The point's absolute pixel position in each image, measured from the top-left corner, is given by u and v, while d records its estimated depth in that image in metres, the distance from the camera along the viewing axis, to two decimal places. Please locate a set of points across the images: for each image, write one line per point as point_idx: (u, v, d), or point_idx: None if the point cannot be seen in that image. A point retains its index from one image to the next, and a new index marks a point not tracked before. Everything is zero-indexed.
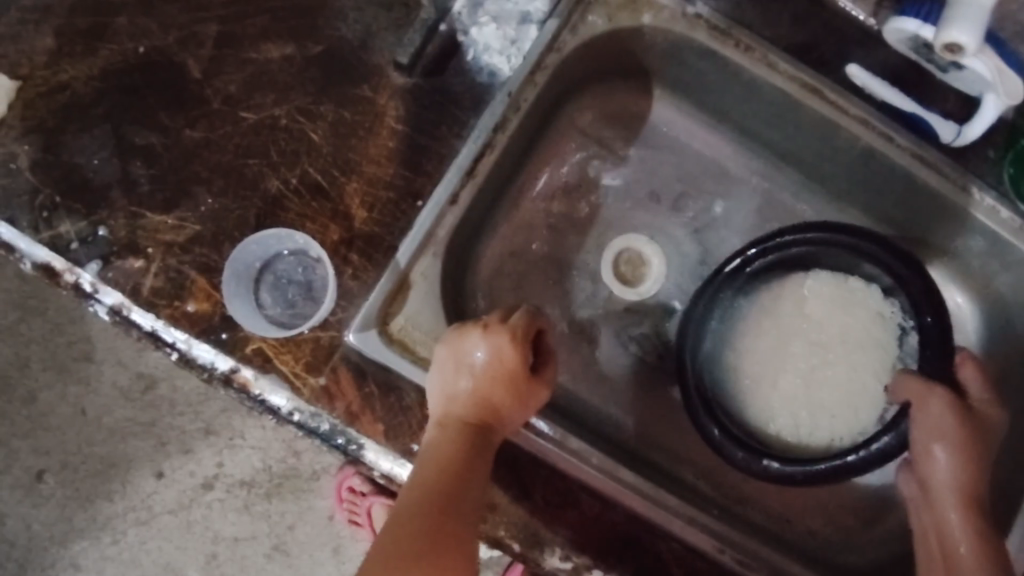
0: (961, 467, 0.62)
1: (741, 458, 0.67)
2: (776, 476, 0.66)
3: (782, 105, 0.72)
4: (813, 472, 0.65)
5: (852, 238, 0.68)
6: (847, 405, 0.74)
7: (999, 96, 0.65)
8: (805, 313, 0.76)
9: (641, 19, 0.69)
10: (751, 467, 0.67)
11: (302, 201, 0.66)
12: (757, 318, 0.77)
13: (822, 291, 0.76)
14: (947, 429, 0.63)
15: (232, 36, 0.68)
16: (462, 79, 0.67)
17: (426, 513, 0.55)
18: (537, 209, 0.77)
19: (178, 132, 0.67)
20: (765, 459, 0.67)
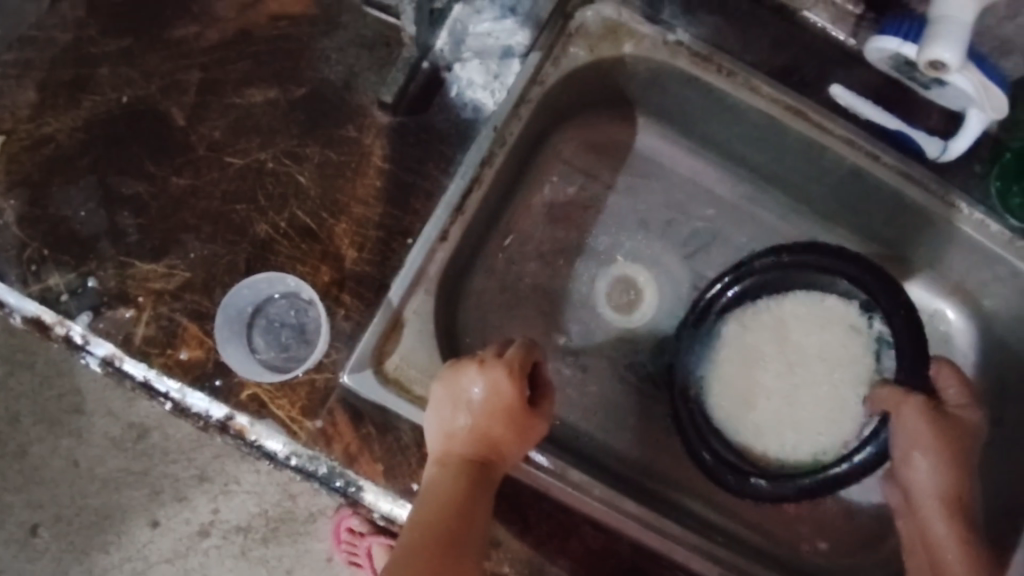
0: (944, 476, 0.62)
1: (730, 481, 0.69)
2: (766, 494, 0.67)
3: (766, 128, 0.72)
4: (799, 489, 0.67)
5: (824, 257, 0.68)
6: (829, 420, 0.74)
7: (984, 112, 0.66)
8: (784, 331, 0.76)
9: (623, 48, 0.70)
10: (740, 487, 0.68)
11: (291, 243, 0.66)
12: (737, 338, 0.76)
13: (798, 308, 0.76)
14: (924, 438, 0.62)
15: (216, 82, 0.68)
16: (446, 115, 0.68)
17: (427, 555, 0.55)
18: (526, 240, 0.77)
19: (164, 180, 0.67)
20: (755, 478, 0.68)
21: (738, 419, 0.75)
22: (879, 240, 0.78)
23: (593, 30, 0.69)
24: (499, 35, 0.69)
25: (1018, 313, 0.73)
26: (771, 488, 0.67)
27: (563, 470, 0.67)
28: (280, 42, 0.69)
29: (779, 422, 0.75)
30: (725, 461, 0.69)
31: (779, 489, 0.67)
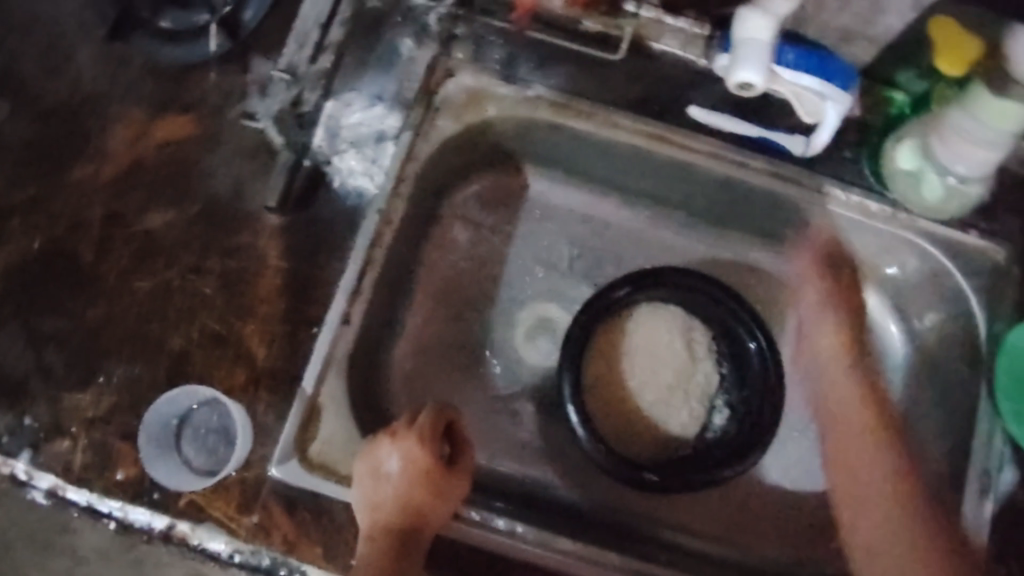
0: (880, 452, 0.74)
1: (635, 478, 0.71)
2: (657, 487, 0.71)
3: (638, 158, 0.77)
4: (684, 483, 0.71)
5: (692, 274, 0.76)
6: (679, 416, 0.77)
7: (835, 102, 0.71)
8: (636, 339, 0.78)
9: (487, 111, 0.75)
10: (636, 481, 0.71)
11: (206, 351, 0.70)
12: (596, 352, 0.77)
13: (647, 315, 0.78)
14: (859, 414, 0.76)
15: (115, 214, 0.73)
16: (332, 206, 0.72)
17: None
18: (439, 302, 0.80)
19: (81, 313, 0.71)
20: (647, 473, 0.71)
21: (606, 429, 0.76)
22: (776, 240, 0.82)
23: (456, 100, 0.74)
24: (371, 122, 0.73)
25: (922, 279, 0.79)
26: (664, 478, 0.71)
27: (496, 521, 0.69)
28: (170, 164, 0.73)
29: (639, 424, 0.77)
30: (622, 459, 0.72)
31: (667, 479, 0.71)
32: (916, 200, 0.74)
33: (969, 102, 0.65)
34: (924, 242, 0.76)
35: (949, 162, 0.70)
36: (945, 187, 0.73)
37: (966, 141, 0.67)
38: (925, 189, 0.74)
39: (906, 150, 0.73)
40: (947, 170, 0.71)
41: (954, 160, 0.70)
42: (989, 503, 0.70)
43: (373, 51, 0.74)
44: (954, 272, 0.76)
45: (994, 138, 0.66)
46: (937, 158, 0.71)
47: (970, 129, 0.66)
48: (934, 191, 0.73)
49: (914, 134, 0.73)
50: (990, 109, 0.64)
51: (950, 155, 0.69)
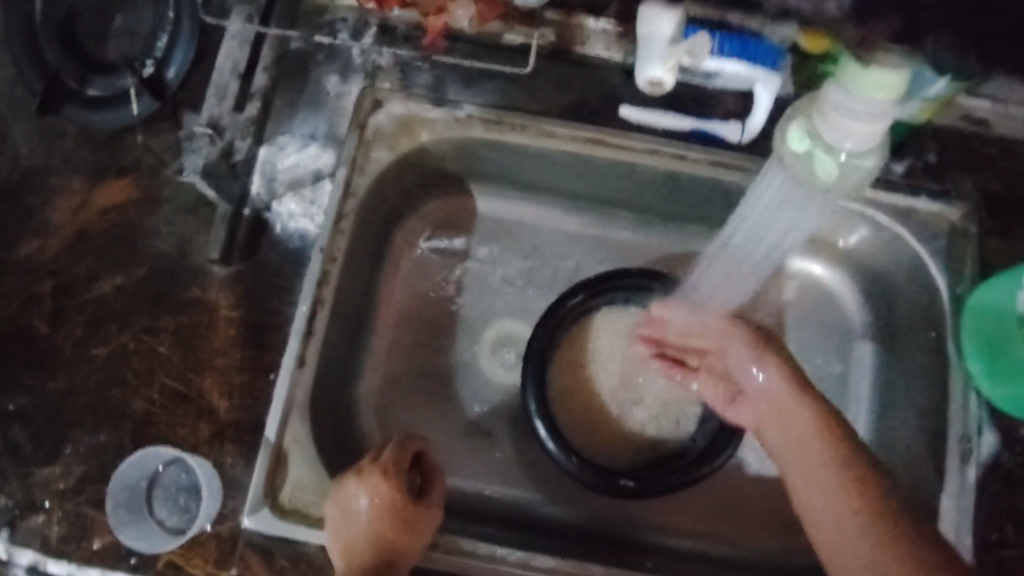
0: (756, 359, 0.67)
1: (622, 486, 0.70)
2: (636, 493, 0.70)
3: (577, 163, 0.76)
4: (660, 488, 0.70)
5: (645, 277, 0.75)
6: (654, 421, 0.77)
7: (764, 84, 0.69)
8: (597, 349, 0.78)
9: (420, 138, 0.74)
10: (611, 488, 0.70)
11: (168, 410, 0.70)
12: (559, 367, 0.77)
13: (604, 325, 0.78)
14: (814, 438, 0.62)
15: (66, 284, 0.73)
16: (277, 250, 0.73)
17: None
18: (401, 332, 0.80)
19: (42, 387, 0.71)
20: (625, 478, 0.71)
21: (581, 441, 0.76)
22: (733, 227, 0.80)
23: (388, 129, 0.74)
24: (306, 163, 0.74)
25: (879, 248, 0.77)
26: (641, 484, 0.70)
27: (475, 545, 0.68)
28: (114, 230, 0.74)
29: (614, 433, 0.76)
30: (598, 471, 0.71)
31: (645, 484, 0.70)
32: (811, 177, 0.57)
33: (845, 75, 0.49)
34: (875, 212, 0.74)
35: (834, 140, 0.52)
36: (838, 165, 0.55)
37: (840, 117, 0.50)
38: (817, 166, 0.56)
39: (798, 124, 0.56)
40: (833, 147, 0.53)
41: (839, 136, 0.51)
42: (973, 469, 0.68)
43: (301, 93, 0.75)
44: (911, 241, 0.73)
45: (872, 112, 0.49)
46: (821, 134, 0.53)
47: (842, 102, 0.49)
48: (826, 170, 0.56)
49: (804, 111, 0.56)
50: (867, 80, 0.48)
51: (830, 133, 0.52)
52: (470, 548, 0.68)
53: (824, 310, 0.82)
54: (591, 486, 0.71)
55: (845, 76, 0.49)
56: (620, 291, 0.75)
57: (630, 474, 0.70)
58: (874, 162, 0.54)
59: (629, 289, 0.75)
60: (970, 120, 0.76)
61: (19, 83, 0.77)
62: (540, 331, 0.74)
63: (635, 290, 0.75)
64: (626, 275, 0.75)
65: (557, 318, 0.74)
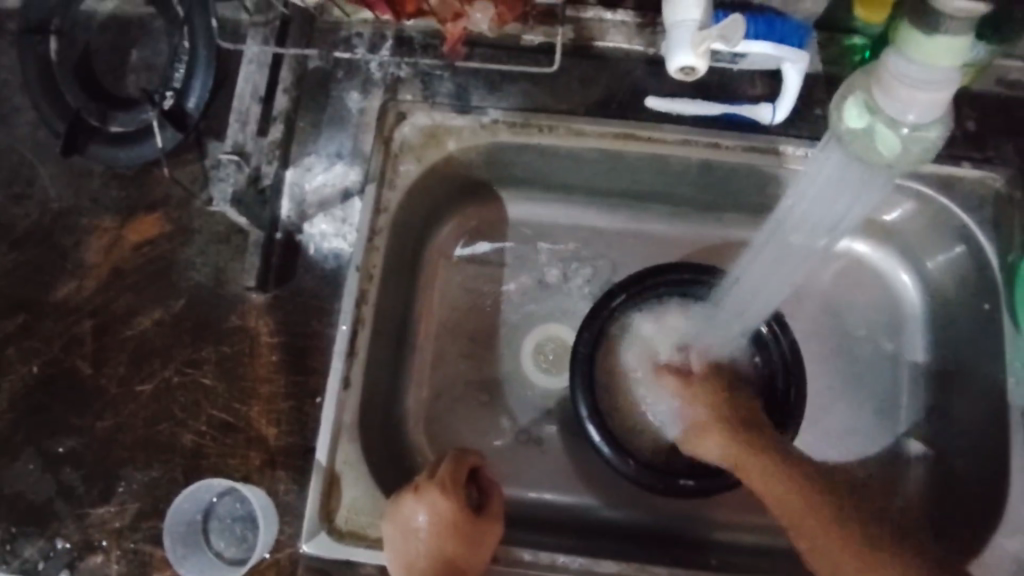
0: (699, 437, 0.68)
1: (687, 486, 0.69)
2: (697, 492, 0.69)
3: (607, 160, 0.75)
4: (722, 483, 0.69)
5: (679, 275, 0.73)
6: None
7: (794, 61, 0.67)
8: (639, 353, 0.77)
9: (447, 147, 0.73)
10: (670, 487, 0.69)
11: (217, 442, 0.70)
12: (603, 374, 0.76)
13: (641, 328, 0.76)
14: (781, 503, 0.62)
15: (106, 324, 0.73)
16: (313, 272, 0.72)
17: None
18: (442, 343, 0.80)
19: (90, 427, 0.71)
20: (684, 478, 0.69)
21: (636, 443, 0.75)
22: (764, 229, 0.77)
23: (414, 141, 0.73)
24: (334, 182, 0.74)
25: (920, 220, 0.75)
26: (703, 483, 0.69)
27: (536, 555, 0.67)
28: (149, 264, 0.74)
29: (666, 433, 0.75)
30: (658, 473, 0.69)
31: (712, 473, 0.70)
32: (875, 157, 0.55)
33: (905, 44, 0.49)
34: (916, 184, 0.72)
35: (897, 114, 0.50)
36: (902, 141, 0.52)
37: (906, 88, 0.49)
38: (882, 146, 0.53)
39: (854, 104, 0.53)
40: (896, 121, 0.51)
41: (901, 109, 0.50)
42: None
43: (324, 112, 0.74)
44: (956, 211, 0.72)
45: (938, 81, 0.49)
46: (882, 106, 0.51)
47: (907, 70, 0.49)
48: (891, 149, 0.53)
49: (856, 87, 0.53)
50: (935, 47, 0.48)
51: (894, 105, 0.50)
52: (532, 558, 0.67)
53: (868, 288, 0.81)
54: (652, 489, 0.70)
55: (907, 45, 0.49)
56: (655, 291, 0.73)
57: (689, 473, 0.69)
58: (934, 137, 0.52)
59: (664, 288, 0.73)
60: (1006, 82, 0.74)
61: (41, 126, 0.77)
62: (581, 340, 0.72)
63: (670, 288, 0.73)
64: (660, 272, 0.73)
65: (596, 324, 0.73)
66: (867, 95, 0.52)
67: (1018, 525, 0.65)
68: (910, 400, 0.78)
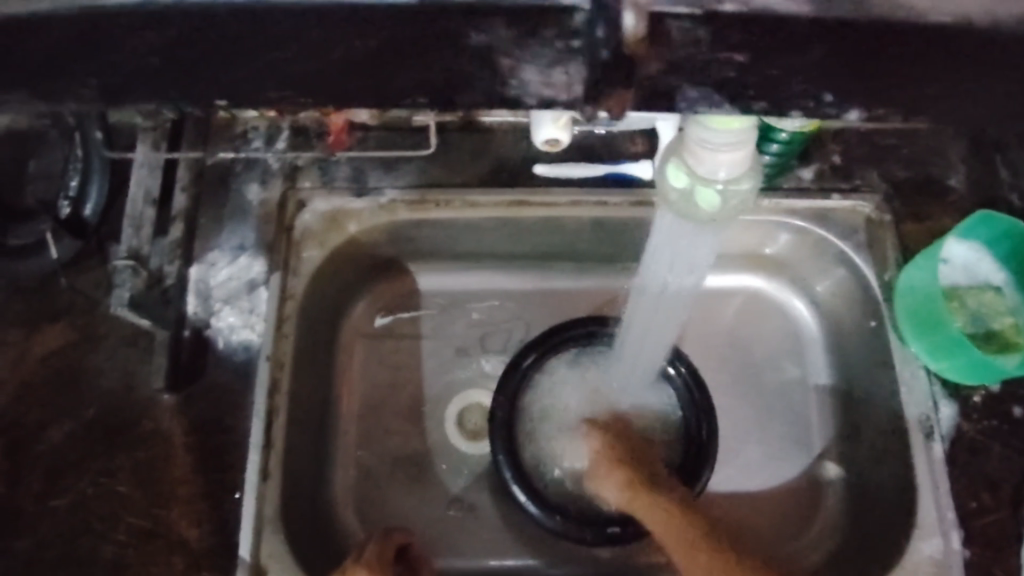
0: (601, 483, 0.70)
1: (614, 532, 0.71)
2: (627, 535, 0.71)
3: (504, 227, 0.78)
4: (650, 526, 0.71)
5: (577, 330, 0.76)
6: None
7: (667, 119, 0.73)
8: (559, 411, 0.78)
9: (348, 229, 0.76)
10: (600, 536, 0.71)
11: (138, 550, 0.68)
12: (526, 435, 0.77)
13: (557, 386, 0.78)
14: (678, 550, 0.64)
15: (16, 442, 0.72)
16: (224, 366, 0.72)
17: None
18: (364, 420, 0.80)
19: (4, 550, 0.69)
20: (612, 525, 0.71)
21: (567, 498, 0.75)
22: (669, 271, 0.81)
23: (316, 228, 0.75)
24: (238, 274, 0.75)
25: (806, 249, 0.80)
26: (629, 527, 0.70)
27: None
28: (56, 374, 0.74)
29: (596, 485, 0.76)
30: (582, 524, 0.71)
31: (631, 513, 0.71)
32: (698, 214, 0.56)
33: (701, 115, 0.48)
34: (792, 219, 0.77)
35: (709, 173, 0.51)
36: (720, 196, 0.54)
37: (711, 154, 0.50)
38: (703, 200, 0.54)
39: (674, 169, 0.54)
40: (710, 180, 0.52)
41: (713, 168, 0.51)
42: (938, 444, 0.70)
43: (224, 207, 0.76)
44: (832, 240, 0.77)
45: (736, 141, 0.49)
46: (695, 170, 0.52)
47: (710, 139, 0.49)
48: (711, 203, 0.55)
49: (671, 152, 0.54)
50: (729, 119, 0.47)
51: (706, 166, 0.51)
52: None
53: (768, 320, 0.85)
54: (584, 540, 0.71)
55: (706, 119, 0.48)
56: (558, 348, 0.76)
57: (615, 519, 0.71)
58: (749, 187, 0.54)
59: (565, 344, 0.76)
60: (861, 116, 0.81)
61: None
62: (497, 405, 0.74)
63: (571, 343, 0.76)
64: (559, 329, 0.76)
65: (506, 386, 0.74)
66: (680, 161, 0.53)
67: (929, 531, 0.68)
68: (821, 423, 0.81)
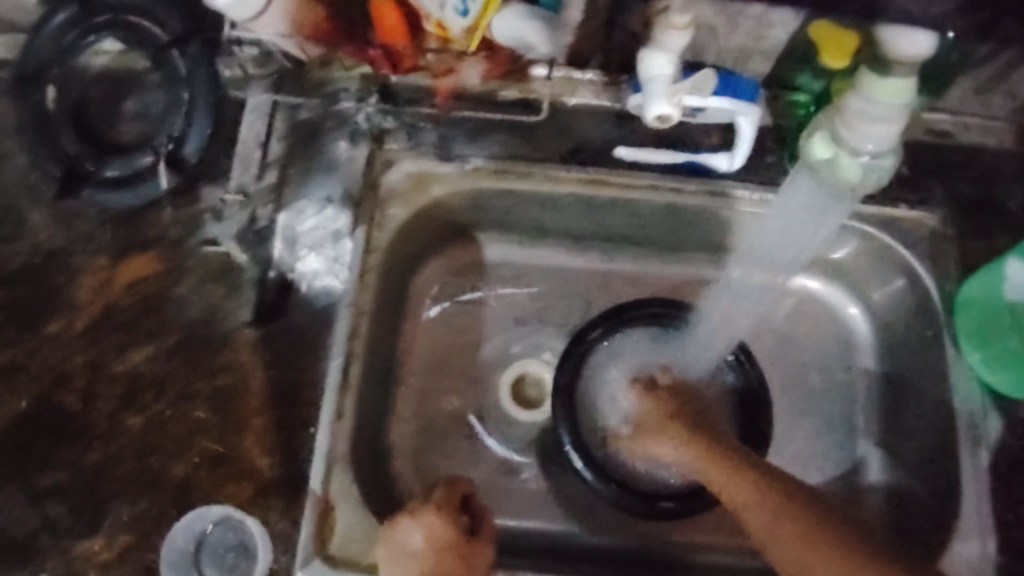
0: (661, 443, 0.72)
1: (666, 507, 0.74)
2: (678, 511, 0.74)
3: (580, 205, 0.81)
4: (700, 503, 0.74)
5: (646, 310, 0.79)
6: None
7: (749, 113, 0.73)
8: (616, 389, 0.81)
9: (433, 192, 0.79)
10: (651, 509, 0.73)
11: (208, 472, 0.71)
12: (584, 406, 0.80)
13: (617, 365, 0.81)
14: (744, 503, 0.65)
15: (97, 359, 0.75)
16: (304, 308, 0.75)
17: None
18: (425, 378, 0.83)
19: (80, 461, 0.72)
20: (665, 500, 0.74)
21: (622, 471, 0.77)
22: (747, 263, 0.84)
23: (403, 188, 0.78)
24: (325, 223, 0.77)
25: (866, 257, 0.83)
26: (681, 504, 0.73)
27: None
28: (142, 300, 0.76)
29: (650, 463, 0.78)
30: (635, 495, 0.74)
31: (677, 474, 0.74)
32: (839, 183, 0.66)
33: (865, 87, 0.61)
34: (859, 224, 0.80)
35: (858, 143, 0.63)
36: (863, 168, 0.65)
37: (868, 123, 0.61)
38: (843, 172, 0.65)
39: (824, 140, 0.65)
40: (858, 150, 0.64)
41: (862, 139, 0.62)
42: (984, 451, 0.73)
43: (313, 160, 0.79)
44: (897, 247, 0.80)
45: (891, 115, 0.61)
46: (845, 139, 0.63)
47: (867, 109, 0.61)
48: (852, 172, 0.65)
49: (822, 126, 0.66)
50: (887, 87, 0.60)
51: (857, 136, 0.62)
52: None
53: (820, 321, 0.88)
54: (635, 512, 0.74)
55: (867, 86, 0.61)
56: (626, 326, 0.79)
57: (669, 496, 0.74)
58: (891, 164, 0.65)
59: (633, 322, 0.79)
60: (933, 132, 0.83)
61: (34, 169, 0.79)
62: (560, 375, 0.77)
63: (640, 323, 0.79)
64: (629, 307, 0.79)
65: (572, 356, 0.77)
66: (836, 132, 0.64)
67: (969, 531, 0.71)
68: (866, 426, 0.84)
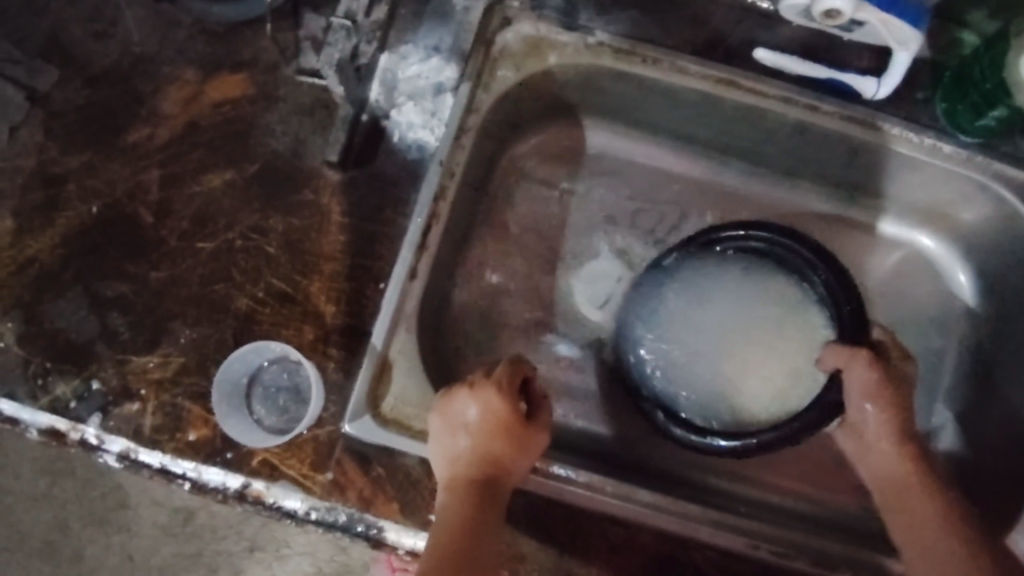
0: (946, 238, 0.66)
1: (718, 445, 0.67)
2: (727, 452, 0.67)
3: (701, 104, 0.74)
4: (753, 444, 0.66)
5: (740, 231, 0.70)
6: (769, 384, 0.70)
7: (902, 46, 0.66)
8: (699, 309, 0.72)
9: (548, 60, 0.72)
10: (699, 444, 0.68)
11: (272, 310, 0.69)
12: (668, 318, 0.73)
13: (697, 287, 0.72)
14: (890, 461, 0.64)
15: (173, 175, 0.72)
16: (394, 160, 0.72)
17: (451, 547, 0.58)
18: (502, 255, 0.79)
19: (145, 276, 0.71)
20: (717, 437, 0.67)
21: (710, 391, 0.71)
22: (891, 210, 0.80)
23: (516, 49, 0.72)
24: (428, 74, 0.72)
25: (995, 229, 0.74)
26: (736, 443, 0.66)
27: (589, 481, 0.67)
28: (227, 126, 0.73)
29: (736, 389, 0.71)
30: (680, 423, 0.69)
31: (844, 398, 0.65)
32: None
33: None
34: (995, 184, 0.70)
35: None
36: None
37: None
38: None
39: None
40: None
41: None
42: None
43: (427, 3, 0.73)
44: None
45: None
46: None
47: None
48: None
49: None
50: None
51: None
52: (568, 475, 0.67)
53: (924, 279, 0.81)
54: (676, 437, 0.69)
55: None
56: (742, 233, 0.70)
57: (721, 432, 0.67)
58: None
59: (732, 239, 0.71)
60: None
61: None
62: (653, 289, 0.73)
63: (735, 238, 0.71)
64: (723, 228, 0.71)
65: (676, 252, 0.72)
66: None
67: None
68: (944, 395, 0.78)
